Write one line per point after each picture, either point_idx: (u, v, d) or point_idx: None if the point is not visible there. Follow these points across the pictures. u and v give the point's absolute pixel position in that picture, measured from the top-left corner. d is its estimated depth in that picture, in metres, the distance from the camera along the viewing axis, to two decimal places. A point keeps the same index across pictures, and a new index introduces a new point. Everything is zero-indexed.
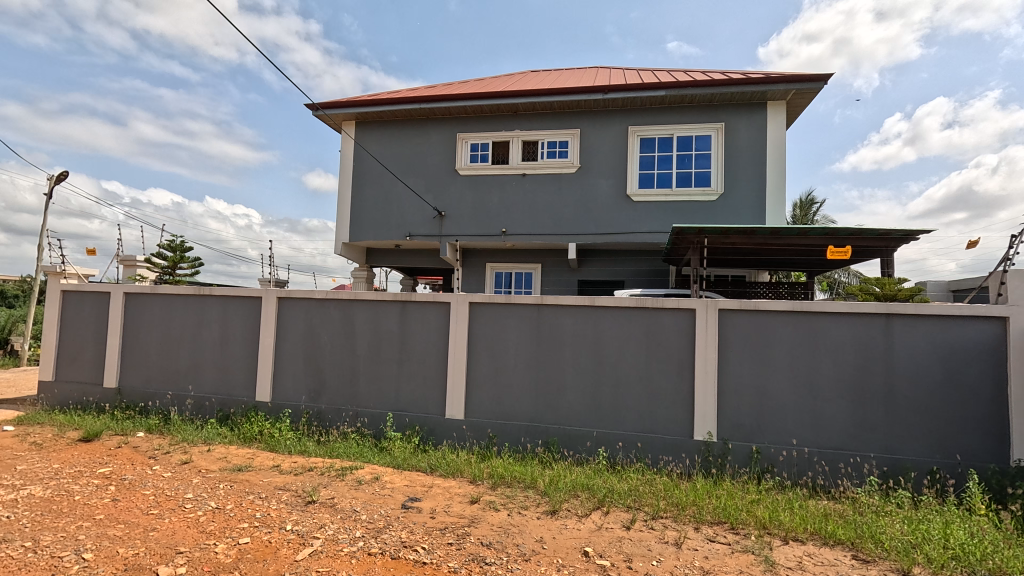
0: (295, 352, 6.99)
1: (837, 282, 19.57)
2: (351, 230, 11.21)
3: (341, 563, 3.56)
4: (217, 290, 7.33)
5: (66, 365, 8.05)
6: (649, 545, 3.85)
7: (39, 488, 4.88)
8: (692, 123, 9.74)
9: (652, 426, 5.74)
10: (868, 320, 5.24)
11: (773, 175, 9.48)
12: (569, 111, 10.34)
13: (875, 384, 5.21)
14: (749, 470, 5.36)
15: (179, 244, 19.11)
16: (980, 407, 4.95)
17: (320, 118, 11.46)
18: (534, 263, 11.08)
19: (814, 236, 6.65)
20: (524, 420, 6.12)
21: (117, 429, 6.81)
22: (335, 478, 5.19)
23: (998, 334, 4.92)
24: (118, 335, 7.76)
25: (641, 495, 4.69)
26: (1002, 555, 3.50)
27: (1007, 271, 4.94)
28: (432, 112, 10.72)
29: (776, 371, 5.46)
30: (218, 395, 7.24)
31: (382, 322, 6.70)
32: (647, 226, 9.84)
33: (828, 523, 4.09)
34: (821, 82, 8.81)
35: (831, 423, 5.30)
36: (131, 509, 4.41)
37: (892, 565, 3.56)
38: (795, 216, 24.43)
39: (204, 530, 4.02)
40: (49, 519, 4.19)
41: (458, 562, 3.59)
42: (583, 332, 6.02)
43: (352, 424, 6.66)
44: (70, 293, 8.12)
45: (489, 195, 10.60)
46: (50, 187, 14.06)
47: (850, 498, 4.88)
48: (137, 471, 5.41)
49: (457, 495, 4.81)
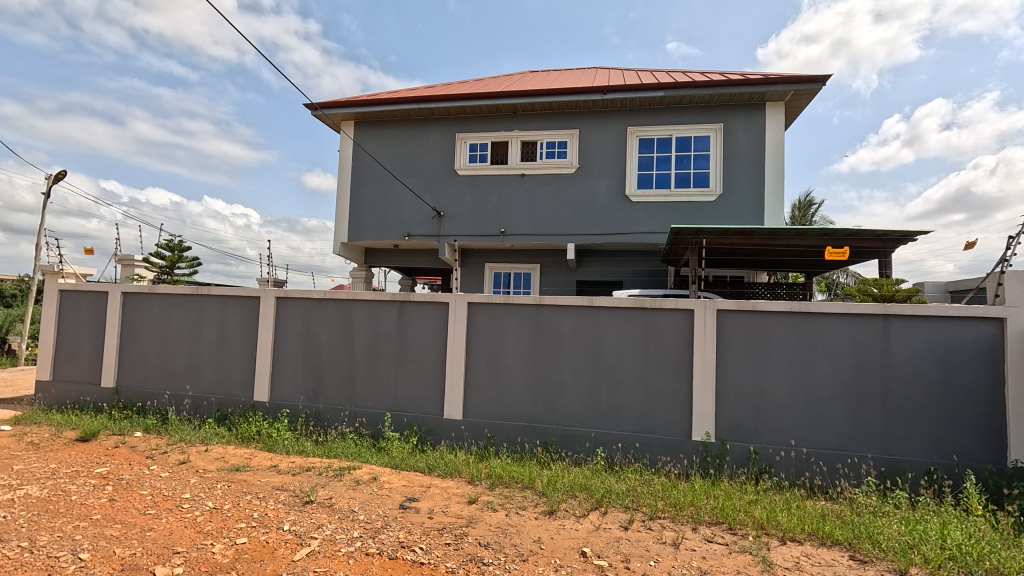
0: (293, 352, 6.99)
1: (835, 282, 19.58)
2: (350, 230, 11.21)
3: (339, 563, 3.56)
4: (216, 289, 7.32)
5: (63, 365, 8.03)
6: (647, 545, 3.85)
7: (35, 488, 4.86)
8: (691, 123, 9.75)
9: (650, 426, 5.75)
10: (865, 321, 5.25)
11: (772, 176, 9.49)
12: (568, 111, 10.34)
13: (873, 384, 5.22)
14: (747, 471, 5.38)
15: (177, 244, 19.05)
16: (978, 407, 4.96)
17: (319, 118, 11.45)
18: (533, 264, 11.08)
19: (812, 237, 6.66)
20: (522, 420, 6.12)
21: (114, 429, 6.79)
22: (333, 478, 5.19)
23: (995, 335, 4.93)
24: (116, 334, 7.75)
25: (639, 496, 4.69)
26: (999, 555, 3.51)
27: (1005, 272, 4.99)
28: (432, 112, 10.71)
29: (774, 371, 5.47)
30: (216, 395, 7.22)
31: (380, 321, 6.69)
32: (646, 226, 9.85)
33: (825, 524, 4.10)
34: (819, 83, 8.83)
35: (828, 423, 5.31)
36: (129, 509, 4.40)
37: (889, 565, 3.56)
38: (794, 216, 24.45)
39: (201, 530, 4.01)
40: (45, 519, 4.18)
41: (456, 562, 3.59)
42: (581, 332, 6.02)
43: (350, 424, 6.65)
44: (68, 293, 8.10)
45: (488, 195, 10.60)
46: (49, 187, 14.02)
47: (847, 498, 4.88)
48: (135, 471, 5.39)
49: (455, 495, 4.81)
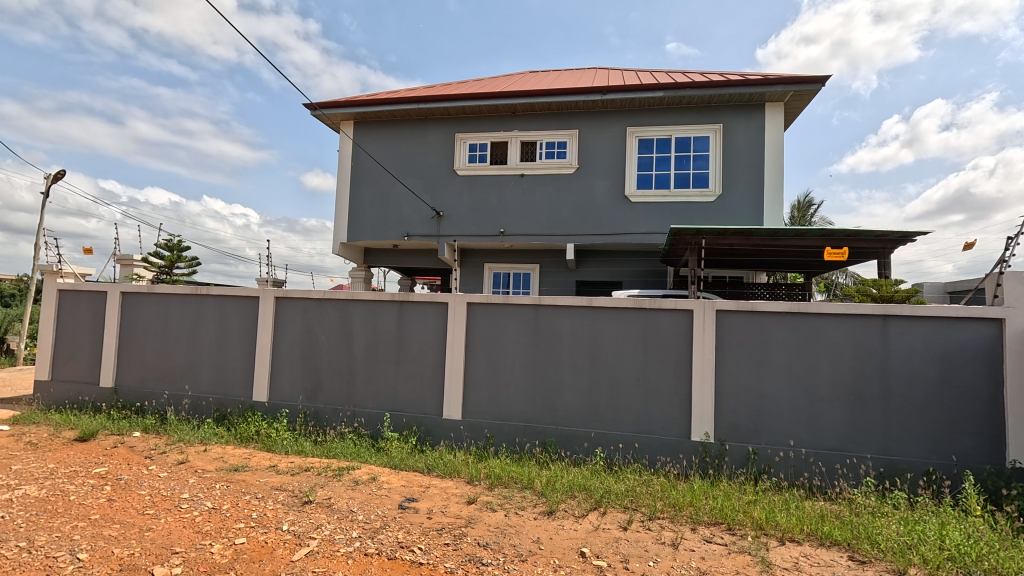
0: (292, 352, 6.98)
1: (834, 283, 19.67)
2: (350, 230, 11.20)
3: (338, 563, 3.55)
4: (215, 289, 7.31)
5: (62, 365, 8.03)
6: (646, 546, 3.85)
7: (33, 488, 4.85)
8: (690, 124, 9.76)
9: (649, 427, 5.75)
10: (864, 321, 5.26)
11: (771, 176, 9.49)
12: (567, 111, 10.34)
13: (872, 385, 5.23)
14: (746, 471, 5.38)
15: (176, 243, 19.01)
16: (976, 407, 4.97)
17: (318, 118, 11.44)
18: (533, 264, 11.08)
19: (811, 238, 6.67)
20: (521, 421, 6.12)
21: (113, 429, 6.78)
22: (332, 478, 5.19)
23: (994, 335, 4.93)
24: (115, 334, 7.74)
25: (638, 496, 4.69)
26: (998, 556, 3.51)
27: (1004, 272, 5.00)
28: (431, 112, 10.71)
29: (773, 372, 5.47)
30: (214, 395, 7.21)
31: (379, 321, 6.69)
32: (645, 227, 9.85)
33: (824, 524, 4.10)
34: (818, 84, 8.84)
35: (827, 423, 5.31)
36: (127, 509, 4.40)
37: (888, 566, 3.57)
38: (793, 216, 24.43)
39: (199, 530, 4.01)
40: (43, 519, 4.17)
41: (455, 562, 3.59)
42: (580, 332, 6.02)
43: (348, 424, 6.64)
44: (66, 292, 8.09)
45: (487, 195, 10.60)
46: (48, 187, 14.02)
47: (846, 499, 4.89)
48: (133, 471, 5.38)
49: (454, 495, 4.81)
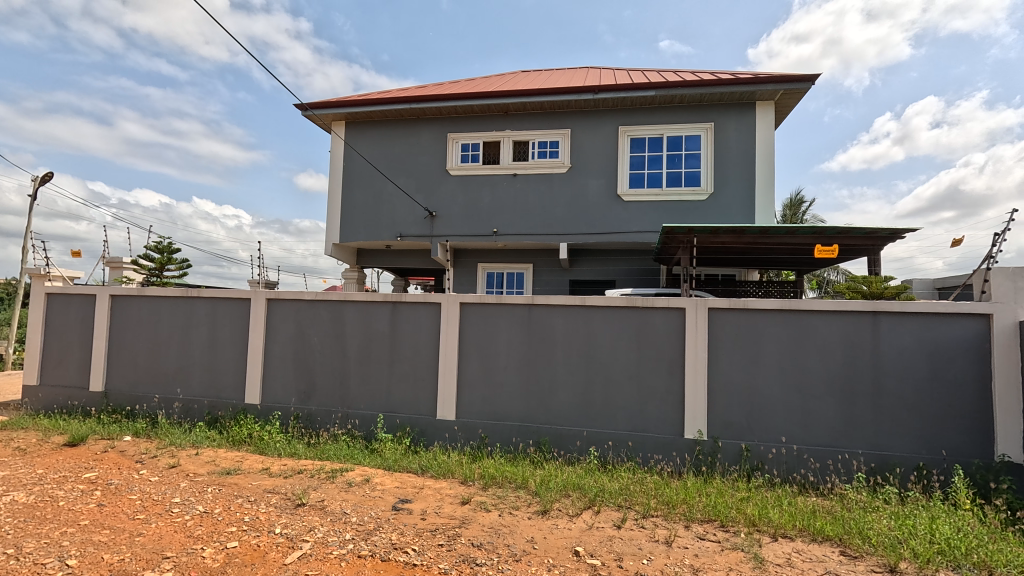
0: (285, 353, 6.94)
1: (825, 282, 19.85)
2: (342, 231, 11.13)
3: (330, 565, 3.54)
4: (205, 292, 7.25)
5: (50, 369, 7.94)
6: (640, 544, 3.86)
7: (22, 494, 4.79)
8: (682, 123, 9.80)
9: (643, 425, 5.76)
10: (854, 318, 5.30)
11: (762, 174, 9.54)
12: (560, 111, 10.34)
13: (862, 381, 5.27)
14: (738, 467, 5.40)
15: (166, 245, 18.81)
16: (966, 402, 5.01)
17: (309, 119, 11.39)
18: (525, 264, 11.10)
19: (802, 236, 6.72)
20: (516, 420, 6.11)
21: (104, 433, 6.72)
22: (325, 480, 5.16)
23: (982, 331, 4.97)
24: (104, 337, 7.67)
25: (633, 495, 4.70)
26: (986, 548, 3.55)
27: (991, 269, 5.01)
28: (424, 112, 10.69)
29: (766, 369, 5.50)
30: (207, 398, 7.16)
31: (372, 321, 6.67)
32: (637, 226, 9.88)
33: (816, 520, 4.13)
34: (808, 82, 8.90)
35: (818, 420, 5.35)
36: (118, 514, 4.36)
37: (879, 561, 3.58)
38: (785, 214, 24.47)
39: (191, 535, 3.98)
40: (31, 526, 4.11)
41: (448, 562, 3.58)
42: (574, 330, 6.03)
43: (341, 426, 6.63)
44: (56, 296, 8.02)
45: (480, 195, 10.59)
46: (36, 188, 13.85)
47: (837, 494, 4.93)
48: (123, 475, 5.34)
49: (448, 496, 4.80)
